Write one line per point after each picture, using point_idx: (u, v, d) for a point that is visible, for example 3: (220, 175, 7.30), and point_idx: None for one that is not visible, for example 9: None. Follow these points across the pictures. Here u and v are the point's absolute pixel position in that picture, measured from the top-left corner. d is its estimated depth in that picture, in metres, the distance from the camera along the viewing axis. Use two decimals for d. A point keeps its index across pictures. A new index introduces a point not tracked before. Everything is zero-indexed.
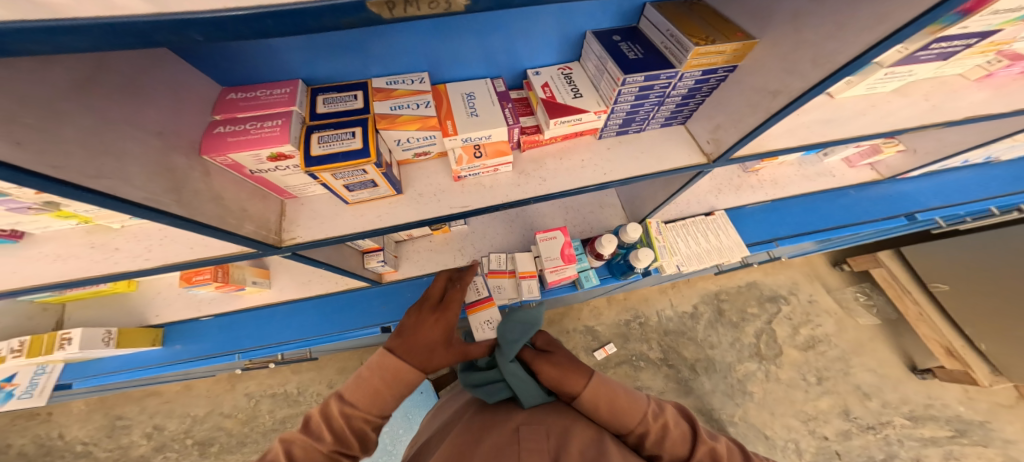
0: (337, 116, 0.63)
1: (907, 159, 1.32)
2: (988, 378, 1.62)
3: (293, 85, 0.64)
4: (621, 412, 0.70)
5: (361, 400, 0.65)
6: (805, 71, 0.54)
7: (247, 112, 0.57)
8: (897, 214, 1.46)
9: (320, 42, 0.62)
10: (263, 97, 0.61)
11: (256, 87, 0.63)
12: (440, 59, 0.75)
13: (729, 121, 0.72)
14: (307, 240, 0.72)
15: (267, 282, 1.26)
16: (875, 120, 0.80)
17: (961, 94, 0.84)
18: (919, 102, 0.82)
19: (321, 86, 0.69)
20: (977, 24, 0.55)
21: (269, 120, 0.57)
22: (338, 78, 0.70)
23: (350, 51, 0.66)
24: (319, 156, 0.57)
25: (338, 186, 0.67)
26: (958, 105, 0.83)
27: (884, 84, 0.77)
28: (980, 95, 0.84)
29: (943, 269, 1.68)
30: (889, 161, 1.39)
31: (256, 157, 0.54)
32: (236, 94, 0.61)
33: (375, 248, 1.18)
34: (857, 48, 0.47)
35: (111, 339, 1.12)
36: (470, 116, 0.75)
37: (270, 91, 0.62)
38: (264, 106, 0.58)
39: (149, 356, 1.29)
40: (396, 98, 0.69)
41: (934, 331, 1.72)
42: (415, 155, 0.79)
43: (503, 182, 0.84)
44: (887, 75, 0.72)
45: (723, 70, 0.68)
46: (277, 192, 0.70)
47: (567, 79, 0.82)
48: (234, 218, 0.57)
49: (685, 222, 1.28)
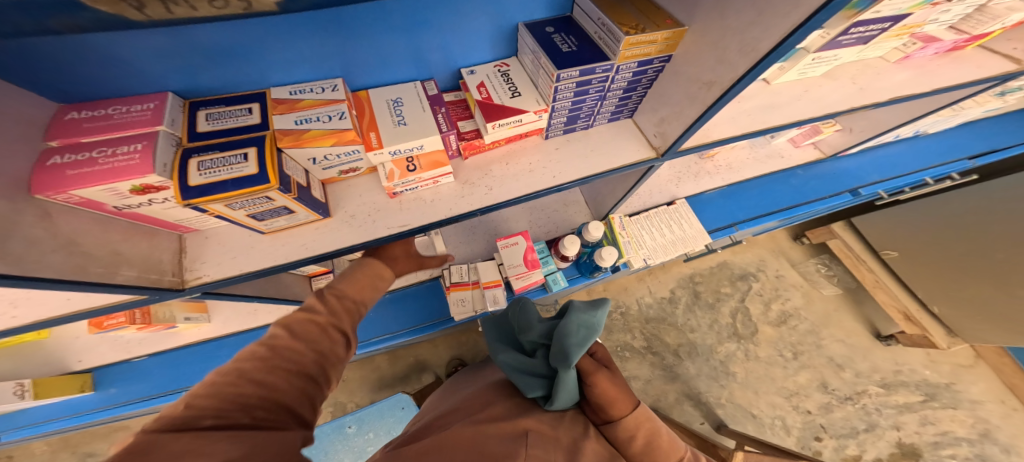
0: (224, 135, 0.54)
1: (845, 136, 1.32)
2: (944, 340, 1.64)
3: (159, 99, 0.55)
4: (660, 450, 0.61)
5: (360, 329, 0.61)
6: (733, 59, 0.50)
7: (97, 135, 0.48)
8: (841, 192, 1.46)
9: (197, 50, 0.53)
10: (117, 116, 0.51)
11: (109, 103, 0.53)
12: (357, 63, 0.67)
13: (672, 114, 0.67)
14: (221, 277, 0.64)
15: (204, 316, 1.15)
16: (810, 104, 0.77)
17: (884, 76, 0.84)
18: (846, 85, 0.79)
19: (205, 99, 0.60)
20: (889, 8, 0.53)
21: (127, 144, 0.48)
22: (234, 88, 0.62)
23: (240, 60, 0.57)
24: (199, 185, 0.48)
25: (241, 216, 0.58)
26: (882, 87, 0.82)
27: (814, 69, 0.74)
28: (901, 76, 0.84)
29: (894, 237, 1.70)
30: (831, 139, 1.38)
31: (114, 192, 0.45)
32: (79, 113, 0.51)
33: (322, 270, 1.10)
34: (777, 35, 0.42)
35: (25, 391, 1.00)
36: (396, 125, 0.67)
37: (127, 108, 0.53)
38: (120, 126, 0.49)
39: (77, 402, 1.16)
40: (302, 110, 0.61)
41: (892, 297, 1.73)
42: (342, 172, 0.71)
43: (445, 195, 0.77)
44: (815, 60, 0.69)
45: (658, 61, 0.63)
46: (167, 226, 0.61)
47: (504, 77, 0.76)
48: (101, 265, 0.49)
49: (649, 213, 1.24)
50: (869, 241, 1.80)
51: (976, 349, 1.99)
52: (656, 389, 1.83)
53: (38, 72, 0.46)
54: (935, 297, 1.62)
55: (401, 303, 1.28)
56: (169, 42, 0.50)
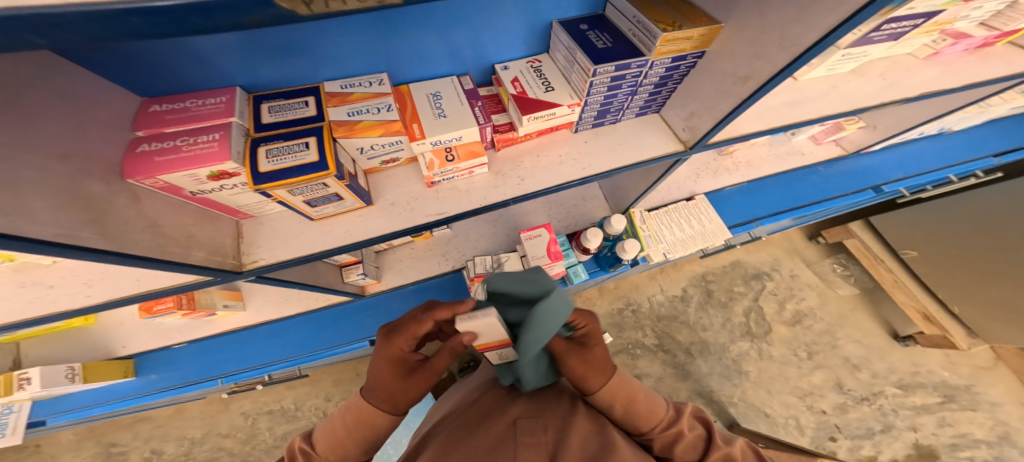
0: (285, 126, 0.58)
1: (868, 134, 1.33)
2: (965, 342, 1.63)
3: (230, 93, 0.59)
4: (638, 416, 0.63)
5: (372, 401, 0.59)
6: (771, 54, 0.52)
7: (180, 126, 0.52)
8: (865, 188, 1.46)
9: (259, 43, 0.56)
10: (194, 108, 0.55)
11: (184, 96, 0.57)
12: (399, 58, 0.70)
13: (702, 108, 0.69)
14: (274, 261, 0.68)
15: (240, 303, 1.20)
16: (837, 100, 0.78)
17: (913, 73, 0.84)
18: (876, 81, 0.80)
19: (265, 93, 0.64)
20: (924, 4, 0.54)
21: (204, 134, 0.52)
22: (287, 83, 0.66)
23: (295, 54, 0.61)
24: (268, 172, 0.52)
25: (298, 202, 0.62)
26: (908, 84, 0.83)
27: (844, 64, 0.73)
28: (929, 73, 0.85)
29: (907, 235, 1.70)
30: (853, 137, 1.38)
31: (194, 178, 0.49)
32: (160, 106, 0.55)
33: (352, 261, 1.14)
34: (820, 30, 0.44)
35: (76, 374, 1.06)
36: (437, 117, 0.71)
37: (201, 101, 0.57)
38: (197, 118, 0.53)
39: (123, 387, 1.23)
40: (352, 103, 0.64)
41: (910, 297, 1.72)
42: (383, 163, 0.75)
43: (479, 185, 0.80)
44: (845, 56, 0.68)
45: (692, 57, 0.65)
46: (228, 213, 0.66)
47: (537, 72, 0.79)
48: (178, 246, 0.53)
49: (667, 209, 1.26)
50: (887, 240, 1.79)
51: (996, 351, 1.96)
52: (668, 386, 1.84)
53: (124, 61, 0.50)
54: (955, 298, 1.60)
55: (424, 293, 1.31)
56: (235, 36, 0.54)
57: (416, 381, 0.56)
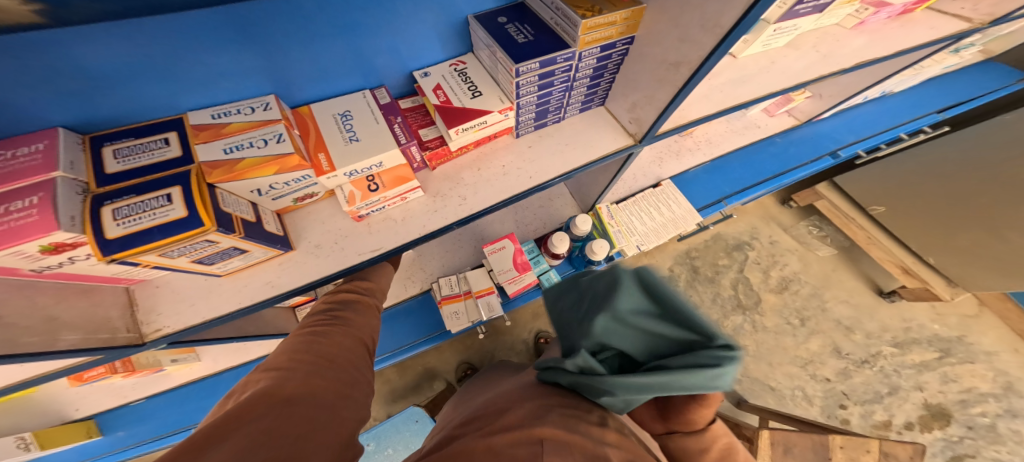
0: (143, 174, 0.47)
1: (817, 101, 1.26)
2: (947, 291, 1.55)
3: (50, 136, 0.46)
4: None
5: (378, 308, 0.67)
6: (695, 36, 0.44)
7: None
8: (822, 156, 1.41)
9: (87, 75, 0.44)
10: (2, 164, 0.42)
11: None
12: (293, 78, 0.61)
13: (643, 99, 0.61)
14: (183, 328, 0.59)
15: (193, 354, 1.15)
16: (782, 74, 0.71)
17: (843, 43, 0.78)
18: (809, 54, 0.74)
19: (106, 133, 0.52)
20: None
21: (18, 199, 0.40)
22: (141, 117, 0.54)
23: (147, 84, 0.50)
24: (119, 237, 0.43)
25: (185, 263, 0.52)
26: (845, 52, 0.77)
27: (777, 39, 0.68)
28: (858, 42, 0.80)
29: (874, 190, 1.65)
30: (803, 107, 1.34)
31: (21, 255, 0.40)
32: None
33: (305, 299, 1.05)
34: (736, 9, 0.37)
35: (28, 443, 0.95)
36: (348, 143, 0.62)
37: (11, 152, 0.43)
38: (6, 177, 0.40)
39: (92, 447, 1.14)
40: (228, 137, 0.54)
41: (887, 252, 1.65)
42: (298, 200, 0.65)
43: (416, 211, 0.72)
44: (777, 31, 0.63)
45: (621, 43, 0.57)
46: (109, 281, 0.55)
47: (461, 76, 0.70)
48: (29, 338, 0.44)
49: (636, 198, 1.18)
50: (855, 197, 1.74)
51: (979, 297, 1.92)
52: None
53: None
54: (930, 248, 1.54)
55: (394, 320, 1.24)
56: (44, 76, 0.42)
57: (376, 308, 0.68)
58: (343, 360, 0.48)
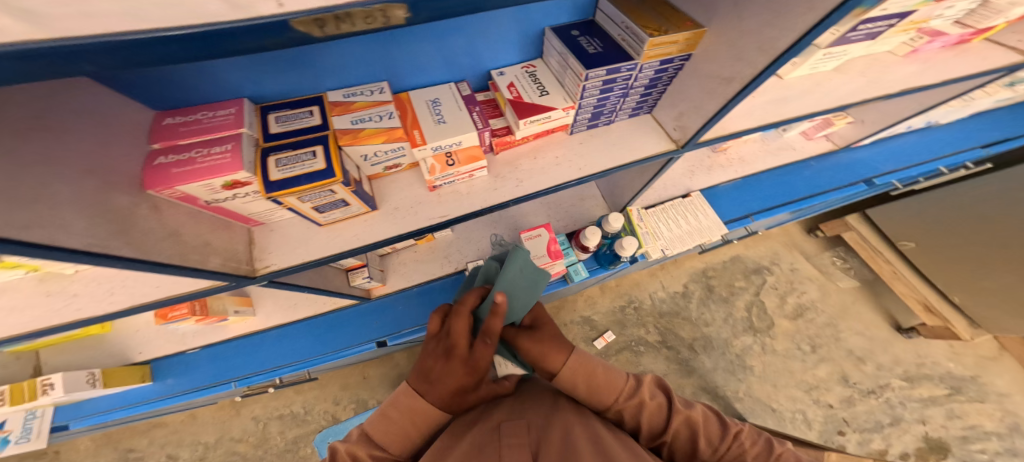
0: (295, 135, 0.61)
1: (857, 128, 1.35)
2: (968, 331, 1.62)
3: (238, 104, 0.62)
4: (600, 389, 0.63)
5: (392, 445, 0.58)
6: (751, 56, 0.54)
7: (190, 138, 0.55)
8: (857, 181, 1.46)
9: (270, 58, 0.61)
10: (206, 120, 0.58)
11: (197, 108, 0.61)
12: (398, 68, 0.74)
13: (691, 108, 0.72)
14: (285, 266, 0.70)
15: (250, 309, 1.21)
16: (824, 97, 0.79)
17: (890, 70, 0.85)
18: (857, 78, 0.82)
19: (271, 103, 0.68)
20: (896, 5, 0.55)
21: (217, 145, 0.55)
22: (293, 92, 0.69)
23: (299, 66, 0.65)
24: (279, 180, 0.56)
25: (307, 208, 0.65)
26: (891, 79, 0.84)
27: (825, 63, 0.75)
28: (909, 69, 0.86)
29: (906, 226, 1.69)
30: (843, 132, 1.42)
31: (209, 187, 0.52)
32: (173, 119, 0.59)
33: (358, 264, 1.15)
34: (793, 35, 0.46)
35: (97, 379, 1.08)
36: (437, 123, 0.74)
37: (213, 113, 0.60)
38: (209, 130, 0.56)
39: (138, 393, 1.24)
40: (356, 111, 0.68)
41: (910, 289, 1.70)
42: (386, 168, 0.78)
43: (479, 187, 0.83)
44: (826, 55, 0.70)
45: (679, 59, 0.67)
46: (241, 220, 0.68)
47: (532, 78, 0.81)
48: (197, 253, 0.56)
49: (665, 206, 1.28)
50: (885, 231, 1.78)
51: (999, 340, 1.95)
52: (673, 382, 1.84)
53: (147, 83, 0.55)
54: (954, 286, 1.61)
55: (426, 295, 1.33)
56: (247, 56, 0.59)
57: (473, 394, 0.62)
58: (392, 445, 0.59)
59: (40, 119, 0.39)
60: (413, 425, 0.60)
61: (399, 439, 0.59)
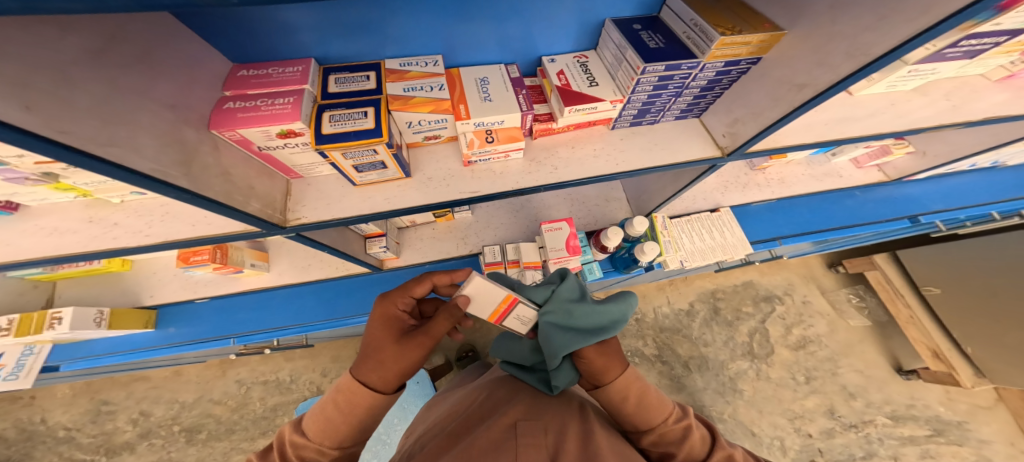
0: (349, 96, 0.61)
1: (913, 161, 1.35)
2: (970, 380, 1.64)
3: (305, 64, 0.63)
4: (648, 407, 0.63)
5: (314, 429, 0.53)
6: (835, 62, 0.54)
7: (258, 88, 0.56)
8: (900, 217, 1.46)
9: (339, 21, 0.61)
10: (275, 74, 0.59)
11: (266, 63, 0.62)
12: (456, 42, 0.74)
13: (748, 114, 0.72)
14: (316, 220, 0.70)
15: (265, 265, 1.22)
16: (892, 119, 0.79)
17: (981, 96, 0.81)
18: (939, 101, 0.80)
19: (334, 66, 0.67)
20: (1010, 22, 0.54)
21: (280, 97, 0.56)
22: (355, 57, 0.69)
23: (365, 31, 0.64)
24: (330, 134, 0.56)
25: (348, 166, 0.65)
26: (978, 107, 0.81)
27: (906, 82, 0.76)
28: (1001, 96, 0.82)
29: (931, 273, 1.71)
30: (897, 163, 1.42)
31: (265, 133, 0.53)
32: (246, 71, 0.60)
33: (378, 233, 1.15)
34: (894, 40, 0.46)
35: (103, 319, 1.06)
36: (483, 101, 0.74)
37: (282, 68, 0.61)
38: (275, 82, 0.57)
39: (141, 337, 1.23)
40: (409, 80, 0.68)
41: (923, 334, 1.73)
42: (425, 138, 0.78)
43: (514, 169, 0.83)
44: (912, 72, 0.71)
45: (746, 62, 0.67)
46: (283, 170, 0.68)
47: (582, 68, 0.81)
48: (240, 195, 0.56)
49: (690, 217, 1.29)
50: (912, 277, 1.78)
51: (998, 392, 1.96)
52: None
53: (216, 27, 0.55)
54: (973, 338, 1.61)
55: None
56: (320, 12, 0.58)
57: (404, 348, 0.56)
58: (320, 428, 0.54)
59: (137, 53, 0.42)
60: (340, 411, 0.54)
61: (321, 422, 0.54)
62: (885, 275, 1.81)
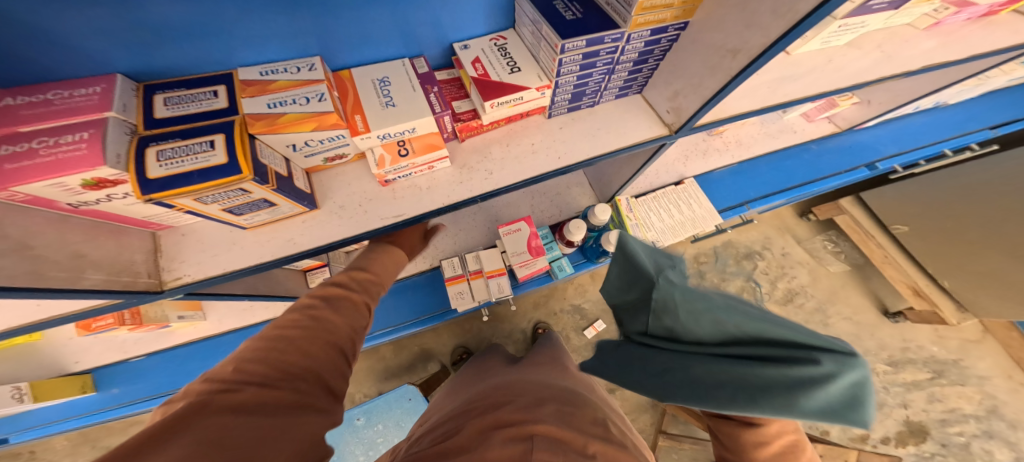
0: (186, 121, 0.48)
1: (860, 111, 1.26)
2: (954, 316, 1.47)
3: (108, 82, 0.48)
4: None
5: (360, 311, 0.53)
6: (765, 21, 0.43)
7: (34, 125, 0.41)
8: (858, 166, 1.38)
9: (152, 28, 0.47)
10: (59, 101, 0.44)
11: (47, 86, 0.46)
12: (335, 41, 0.61)
13: (688, 87, 0.61)
14: (203, 277, 0.58)
15: (199, 313, 1.09)
16: (833, 74, 0.70)
17: (910, 44, 0.74)
18: (872, 54, 0.70)
19: (161, 83, 0.53)
20: None
21: (72, 132, 0.41)
22: (194, 70, 0.55)
23: (201, 36, 0.51)
24: (160, 178, 0.43)
25: (215, 210, 0.52)
26: (909, 56, 0.73)
27: (838, 37, 0.64)
28: (926, 45, 0.74)
29: (904, 208, 1.55)
30: (846, 114, 1.32)
31: (63, 188, 0.40)
32: (14, 99, 0.43)
33: (318, 264, 1.04)
34: None
35: (23, 394, 0.96)
36: (384, 107, 0.61)
37: (68, 92, 0.45)
38: (63, 113, 0.42)
39: (82, 403, 1.12)
40: (274, 92, 0.54)
41: (900, 272, 1.57)
42: (327, 160, 0.66)
43: (442, 181, 0.71)
44: (842, 27, 0.60)
45: (674, 28, 0.57)
46: (137, 224, 0.56)
47: (500, 51, 0.68)
48: (58, 272, 0.43)
49: (656, 194, 1.18)
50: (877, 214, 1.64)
51: (984, 323, 1.93)
52: None
53: None
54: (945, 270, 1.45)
55: (400, 294, 1.20)
56: (123, 20, 0.44)
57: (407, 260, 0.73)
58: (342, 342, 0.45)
59: None
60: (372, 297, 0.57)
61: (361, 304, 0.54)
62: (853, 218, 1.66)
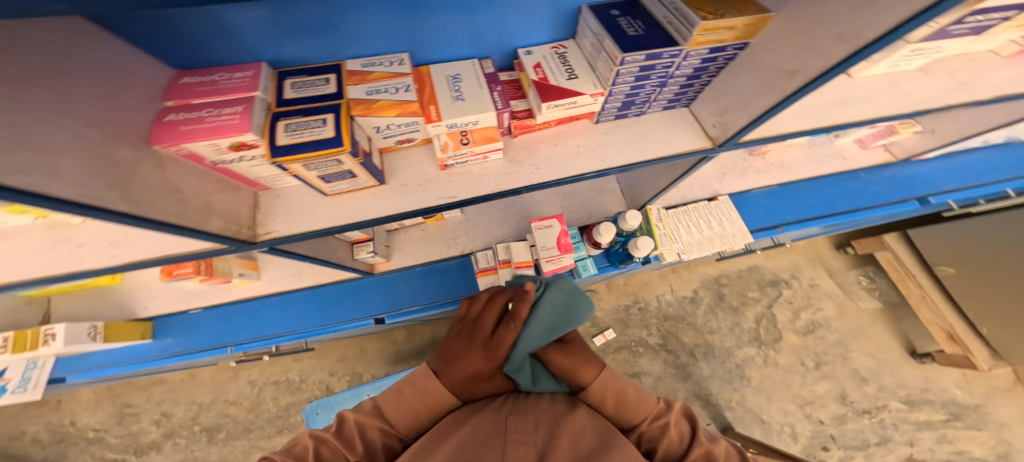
0: (306, 101, 0.58)
1: (921, 139, 1.29)
2: (986, 362, 1.55)
3: (255, 68, 0.59)
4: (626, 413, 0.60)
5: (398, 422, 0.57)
6: (828, 46, 0.49)
7: (202, 98, 0.52)
8: (908, 198, 1.38)
9: (292, 23, 0.56)
10: (221, 81, 0.55)
11: (214, 70, 0.58)
12: (421, 40, 0.69)
13: (738, 103, 0.67)
14: (286, 234, 0.68)
15: (255, 273, 1.22)
16: (891, 101, 0.73)
17: (989, 71, 0.74)
18: (944, 81, 0.73)
19: (289, 69, 0.64)
20: None
21: (228, 106, 0.52)
22: (311, 59, 0.65)
23: (323, 31, 0.60)
24: (286, 145, 0.52)
25: (313, 177, 0.62)
26: (987, 83, 0.74)
27: (909, 61, 0.66)
28: (1011, 71, 0.74)
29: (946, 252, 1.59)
30: (904, 143, 1.38)
31: (215, 147, 0.50)
32: (189, 79, 0.56)
33: (364, 238, 1.14)
34: (888, 23, 0.41)
35: (97, 333, 1.08)
36: (455, 100, 0.69)
37: (228, 75, 0.57)
38: (221, 90, 0.53)
39: (138, 349, 1.24)
40: (372, 82, 0.64)
41: (937, 315, 1.63)
42: (398, 142, 0.74)
43: (492, 171, 0.79)
44: (914, 51, 0.61)
45: (733, 47, 0.62)
46: (247, 183, 0.66)
47: (560, 59, 0.76)
48: (197, 213, 0.53)
49: (687, 207, 1.24)
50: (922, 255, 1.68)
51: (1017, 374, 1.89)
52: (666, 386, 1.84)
53: (153, 38, 0.51)
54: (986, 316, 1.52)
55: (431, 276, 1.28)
56: (270, 15, 0.54)
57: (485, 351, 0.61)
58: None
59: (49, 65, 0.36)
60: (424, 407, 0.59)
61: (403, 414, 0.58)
62: (896, 256, 1.70)
